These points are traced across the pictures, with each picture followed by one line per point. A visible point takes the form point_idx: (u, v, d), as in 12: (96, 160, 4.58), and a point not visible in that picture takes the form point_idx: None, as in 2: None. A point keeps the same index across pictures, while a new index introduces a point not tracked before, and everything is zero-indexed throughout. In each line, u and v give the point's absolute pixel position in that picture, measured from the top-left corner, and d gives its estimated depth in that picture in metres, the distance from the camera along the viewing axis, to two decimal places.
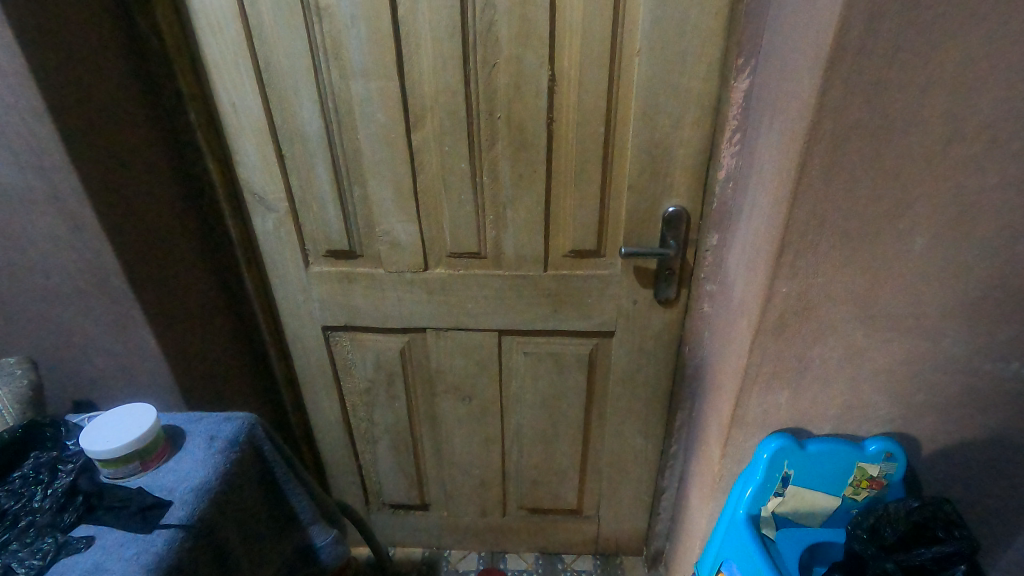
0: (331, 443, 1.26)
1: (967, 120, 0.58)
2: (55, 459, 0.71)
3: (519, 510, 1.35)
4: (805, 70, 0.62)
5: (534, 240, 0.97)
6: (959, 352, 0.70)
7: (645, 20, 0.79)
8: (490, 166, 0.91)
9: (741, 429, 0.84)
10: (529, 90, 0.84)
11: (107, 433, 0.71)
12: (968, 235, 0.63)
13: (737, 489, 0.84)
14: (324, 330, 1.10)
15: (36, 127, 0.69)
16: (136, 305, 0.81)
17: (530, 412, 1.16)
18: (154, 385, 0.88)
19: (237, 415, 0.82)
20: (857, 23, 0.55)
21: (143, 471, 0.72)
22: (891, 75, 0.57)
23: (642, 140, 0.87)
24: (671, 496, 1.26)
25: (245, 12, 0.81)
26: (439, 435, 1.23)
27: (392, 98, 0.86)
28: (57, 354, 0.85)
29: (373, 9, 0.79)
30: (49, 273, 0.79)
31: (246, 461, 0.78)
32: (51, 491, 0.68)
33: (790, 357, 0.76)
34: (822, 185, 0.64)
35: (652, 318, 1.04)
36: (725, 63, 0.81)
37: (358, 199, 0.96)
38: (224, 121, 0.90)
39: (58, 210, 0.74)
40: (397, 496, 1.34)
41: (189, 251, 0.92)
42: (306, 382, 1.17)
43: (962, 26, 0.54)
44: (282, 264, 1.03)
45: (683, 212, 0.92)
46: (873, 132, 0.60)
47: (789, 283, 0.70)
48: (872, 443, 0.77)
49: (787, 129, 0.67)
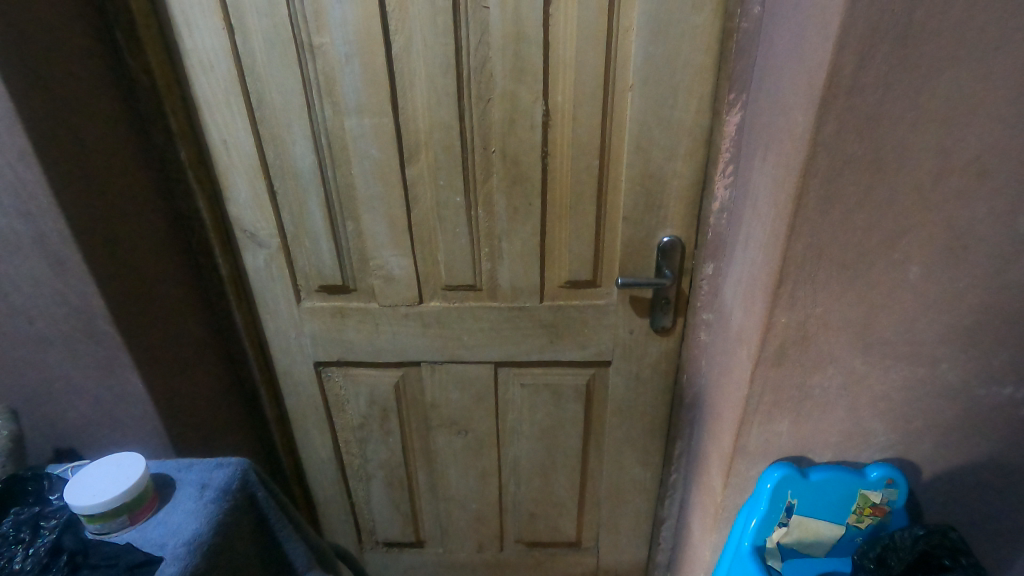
0: (323, 480, 1.23)
1: (957, 154, 0.59)
2: (37, 516, 0.68)
3: (517, 544, 1.32)
4: (797, 106, 0.63)
5: (530, 272, 0.97)
6: (957, 378, 0.70)
7: (637, 57, 0.80)
8: (485, 199, 0.91)
9: (743, 459, 0.83)
10: (524, 124, 0.85)
11: (94, 485, 0.69)
12: (961, 265, 0.64)
13: (742, 519, 0.83)
14: (316, 366, 1.08)
15: (22, 171, 0.67)
16: (123, 349, 0.79)
17: (527, 443, 1.15)
18: (141, 430, 0.85)
19: (230, 460, 0.79)
20: (848, 63, 0.56)
21: (131, 524, 0.70)
22: (882, 112, 0.58)
23: (636, 173, 0.88)
24: (671, 525, 1.25)
25: (238, 50, 0.81)
26: (434, 469, 1.20)
27: (386, 134, 0.86)
28: (40, 401, 0.82)
29: (367, 47, 0.80)
30: (33, 318, 0.76)
31: (239, 509, 0.75)
32: (33, 551, 0.64)
33: (790, 387, 0.76)
34: (818, 217, 0.64)
35: (649, 347, 1.03)
36: (716, 98, 0.82)
37: (351, 234, 0.95)
38: (214, 158, 0.89)
39: (45, 253, 0.72)
40: (392, 534, 1.30)
41: (176, 289, 0.90)
42: (297, 419, 1.14)
43: (949, 65, 0.56)
44: (273, 300, 1.01)
45: (677, 241, 0.93)
46: (867, 166, 0.61)
47: (788, 314, 0.71)
48: (873, 470, 0.77)
49: (780, 163, 0.68)
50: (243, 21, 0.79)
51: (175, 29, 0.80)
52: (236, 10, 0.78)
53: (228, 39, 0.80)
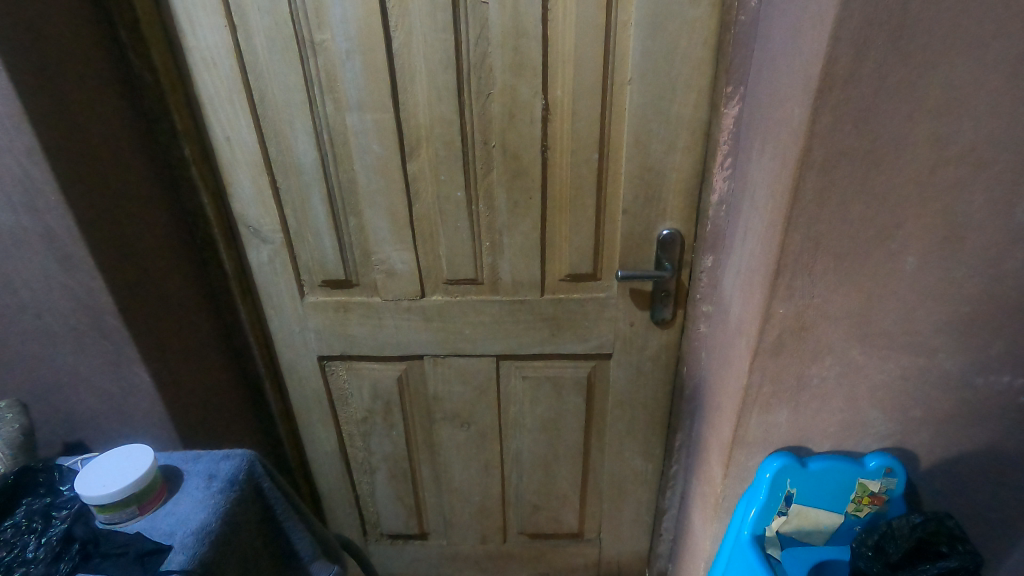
0: (328, 473, 1.24)
1: (952, 144, 0.60)
2: (49, 506, 0.69)
3: (520, 536, 1.33)
4: (793, 98, 0.64)
5: (531, 266, 0.98)
6: (954, 368, 0.71)
7: (635, 50, 0.80)
8: (486, 193, 0.92)
9: (742, 449, 0.84)
10: (524, 119, 0.85)
11: (103, 476, 0.70)
12: (957, 255, 0.65)
13: (741, 509, 0.85)
14: (320, 360, 1.09)
15: (31, 168, 0.68)
16: (130, 343, 0.80)
17: (529, 436, 1.16)
18: (149, 423, 0.86)
19: (236, 452, 0.81)
20: (844, 54, 0.57)
21: (140, 514, 0.71)
22: (877, 105, 0.59)
23: (635, 166, 0.89)
24: (672, 517, 1.26)
25: (240, 48, 0.82)
26: (437, 462, 1.21)
27: (387, 130, 0.87)
28: (50, 395, 0.83)
29: (368, 43, 0.80)
30: (42, 314, 0.78)
31: (245, 499, 0.77)
32: (45, 540, 0.65)
33: (789, 377, 0.77)
34: (815, 208, 0.65)
35: (649, 339, 1.04)
36: (714, 90, 0.83)
37: (354, 229, 0.96)
38: (218, 154, 0.90)
39: (53, 250, 0.73)
40: (396, 526, 1.31)
41: (181, 285, 0.91)
42: (301, 414, 1.16)
43: (943, 56, 0.56)
44: (278, 296, 1.02)
45: (677, 234, 0.94)
46: (862, 157, 0.62)
47: (786, 304, 0.71)
48: (872, 459, 0.78)
49: (777, 155, 0.68)
50: (245, 19, 0.80)
51: (178, 27, 0.81)
52: (238, 8, 0.79)
53: (230, 36, 0.81)
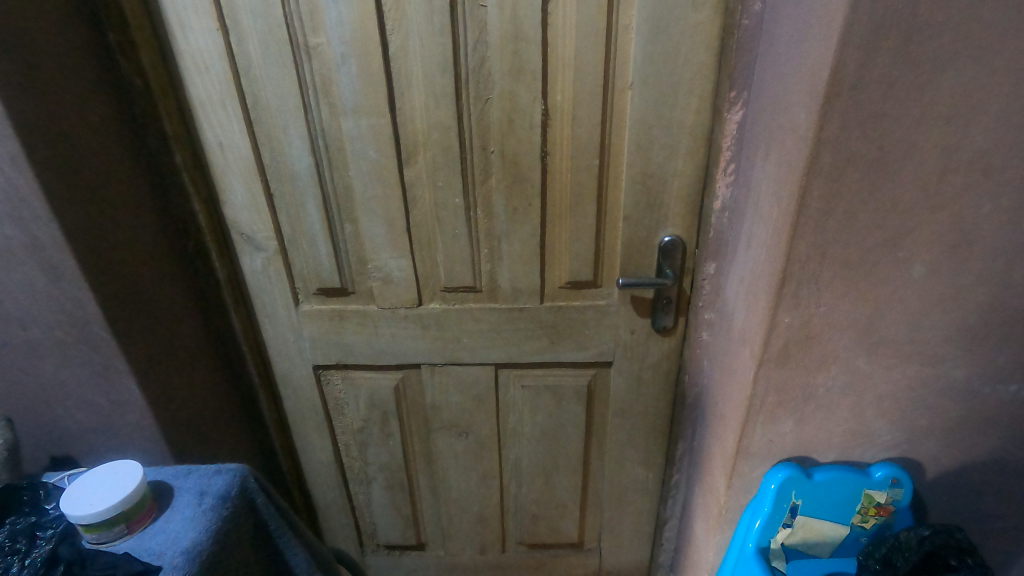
0: (323, 483, 1.22)
1: (961, 151, 0.58)
2: (33, 526, 0.67)
3: (519, 546, 1.31)
4: (799, 104, 0.63)
5: (530, 273, 0.96)
6: (959, 377, 0.70)
7: (637, 55, 0.79)
8: (484, 200, 0.90)
9: (747, 460, 0.82)
10: (523, 124, 0.84)
11: (91, 494, 0.68)
12: (964, 264, 0.64)
13: (746, 520, 0.82)
14: (314, 369, 1.07)
15: (15, 177, 0.66)
16: (118, 354, 0.78)
17: (528, 445, 1.14)
18: (138, 437, 0.84)
19: (228, 466, 0.79)
20: (852, 60, 0.55)
21: (128, 534, 0.69)
22: (885, 111, 0.57)
23: (637, 172, 0.87)
24: (673, 526, 1.24)
25: (233, 51, 0.80)
26: (435, 471, 1.19)
27: (383, 135, 0.85)
28: (35, 408, 0.81)
29: (364, 47, 0.79)
30: (27, 324, 0.75)
31: (237, 516, 0.75)
32: (29, 562, 0.63)
33: (794, 387, 0.75)
34: (821, 216, 0.63)
35: (650, 347, 1.02)
36: (717, 96, 0.82)
37: (349, 235, 0.94)
38: (210, 161, 0.88)
39: (38, 260, 0.71)
40: (393, 537, 1.29)
41: (171, 293, 0.89)
42: (296, 424, 1.13)
43: (953, 61, 0.55)
44: (271, 304, 1.00)
45: (678, 241, 0.92)
46: (870, 165, 0.60)
47: (791, 313, 0.69)
48: (878, 470, 0.76)
49: (783, 161, 0.67)
50: (238, 22, 0.78)
51: (168, 30, 0.79)
52: (230, 11, 0.77)
53: (223, 39, 0.79)
